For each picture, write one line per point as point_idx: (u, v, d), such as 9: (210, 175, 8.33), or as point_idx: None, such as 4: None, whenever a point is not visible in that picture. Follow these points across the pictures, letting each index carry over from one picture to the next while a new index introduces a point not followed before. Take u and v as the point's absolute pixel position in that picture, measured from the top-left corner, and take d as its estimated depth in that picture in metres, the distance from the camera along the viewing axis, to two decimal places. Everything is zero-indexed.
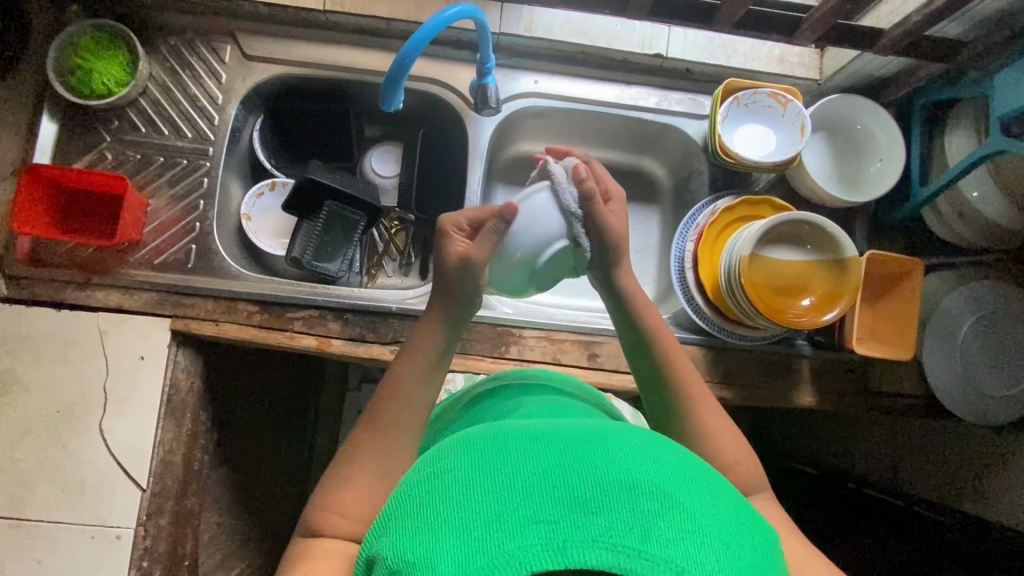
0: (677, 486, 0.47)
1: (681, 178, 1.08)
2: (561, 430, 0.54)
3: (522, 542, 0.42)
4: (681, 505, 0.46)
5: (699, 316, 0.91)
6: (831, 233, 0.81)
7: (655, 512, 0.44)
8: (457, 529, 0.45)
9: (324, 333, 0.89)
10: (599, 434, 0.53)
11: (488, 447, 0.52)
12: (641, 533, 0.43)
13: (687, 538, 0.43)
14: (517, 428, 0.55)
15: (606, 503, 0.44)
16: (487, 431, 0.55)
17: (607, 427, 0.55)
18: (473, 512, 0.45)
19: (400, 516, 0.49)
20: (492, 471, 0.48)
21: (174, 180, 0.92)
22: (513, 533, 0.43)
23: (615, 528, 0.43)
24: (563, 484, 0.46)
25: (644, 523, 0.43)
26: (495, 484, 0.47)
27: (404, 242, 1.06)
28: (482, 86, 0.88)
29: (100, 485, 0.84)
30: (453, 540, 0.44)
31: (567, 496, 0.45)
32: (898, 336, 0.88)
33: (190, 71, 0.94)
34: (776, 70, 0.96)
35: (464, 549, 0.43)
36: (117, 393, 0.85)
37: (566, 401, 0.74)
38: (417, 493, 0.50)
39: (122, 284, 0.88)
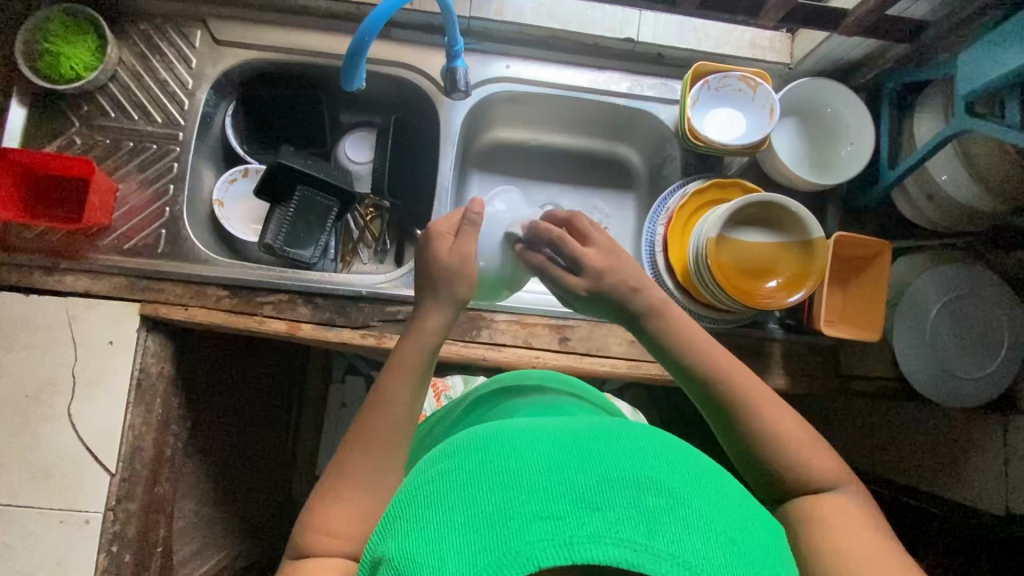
0: (680, 483, 0.48)
1: (656, 164, 1.08)
2: (562, 429, 0.55)
3: (528, 538, 0.43)
4: (686, 501, 0.46)
5: (668, 299, 0.91)
6: (797, 214, 0.81)
7: (659, 508, 0.45)
8: (464, 527, 0.45)
9: (294, 318, 0.88)
10: (600, 432, 0.54)
11: (492, 448, 0.52)
12: (646, 528, 0.43)
13: (693, 534, 0.44)
14: (519, 429, 0.55)
15: (610, 500, 0.45)
16: (491, 432, 0.55)
17: (609, 426, 0.56)
18: (478, 511, 0.46)
19: (403, 516, 0.50)
20: (496, 470, 0.49)
21: (144, 165, 0.92)
22: (519, 530, 0.43)
23: (620, 524, 0.43)
24: (566, 481, 0.46)
25: (649, 518, 0.44)
26: (499, 483, 0.48)
27: (379, 229, 1.06)
28: (451, 69, 0.88)
29: (68, 471, 0.84)
30: (460, 539, 0.44)
31: (571, 492, 0.46)
32: (867, 318, 0.88)
33: (160, 56, 0.93)
34: (746, 54, 0.96)
35: (472, 547, 0.43)
36: (85, 378, 0.85)
37: (557, 398, 0.74)
38: (421, 494, 0.51)
39: (90, 269, 0.88)
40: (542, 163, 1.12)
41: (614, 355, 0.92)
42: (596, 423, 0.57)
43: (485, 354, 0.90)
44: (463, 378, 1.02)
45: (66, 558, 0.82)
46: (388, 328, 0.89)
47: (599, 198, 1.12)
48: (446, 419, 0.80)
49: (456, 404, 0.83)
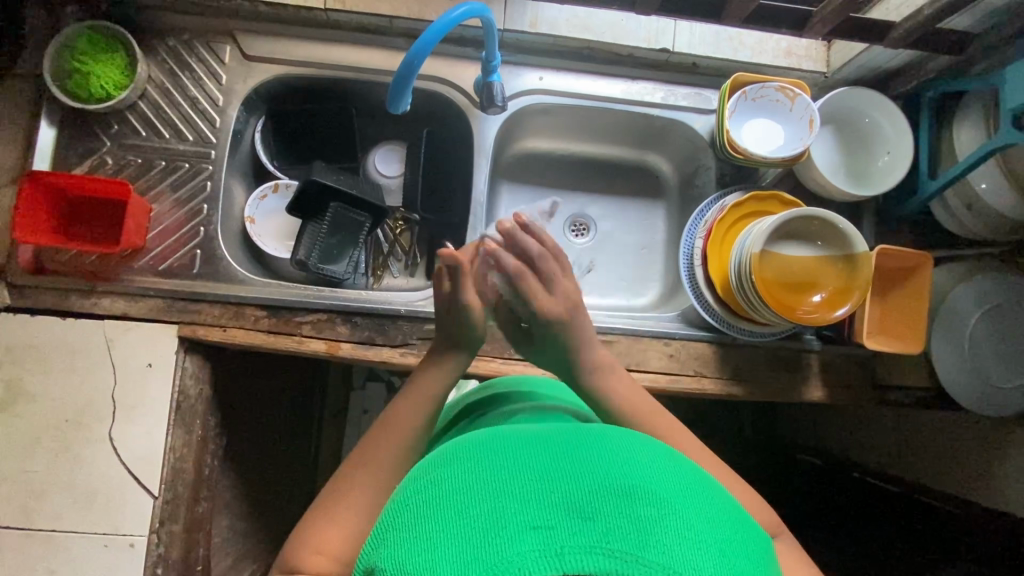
0: (672, 491, 0.48)
1: (687, 174, 1.07)
2: (556, 434, 0.54)
3: (521, 548, 0.42)
4: (679, 511, 0.46)
5: (706, 312, 0.91)
6: (842, 230, 0.81)
7: (650, 518, 0.45)
8: (456, 535, 0.44)
9: (333, 337, 0.88)
10: (592, 441, 0.53)
11: (484, 453, 0.51)
12: (637, 538, 0.43)
13: (685, 547, 0.44)
14: (511, 433, 0.55)
15: (602, 509, 0.45)
16: (483, 437, 0.55)
17: (601, 432, 0.55)
18: (471, 519, 0.45)
19: (394, 523, 0.49)
20: (488, 477, 0.48)
21: (177, 184, 0.91)
22: (512, 540, 0.43)
23: (611, 535, 0.43)
24: (559, 489, 0.46)
25: (641, 528, 0.44)
26: (492, 490, 0.47)
27: (409, 242, 1.06)
28: (487, 84, 0.87)
29: (112, 494, 0.84)
30: (452, 548, 0.43)
31: (564, 502, 0.45)
32: (909, 330, 0.88)
33: (190, 72, 0.92)
34: (782, 63, 0.95)
35: (463, 556, 0.42)
36: (126, 402, 0.84)
37: (561, 406, 0.74)
38: (412, 500, 0.50)
39: (127, 290, 0.87)
40: (571, 173, 1.11)
41: (653, 370, 0.91)
42: (588, 428, 0.56)
43: (525, 371, 0.90)
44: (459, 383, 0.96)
45: None
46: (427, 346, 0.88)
47: (629, 208, 1.11)
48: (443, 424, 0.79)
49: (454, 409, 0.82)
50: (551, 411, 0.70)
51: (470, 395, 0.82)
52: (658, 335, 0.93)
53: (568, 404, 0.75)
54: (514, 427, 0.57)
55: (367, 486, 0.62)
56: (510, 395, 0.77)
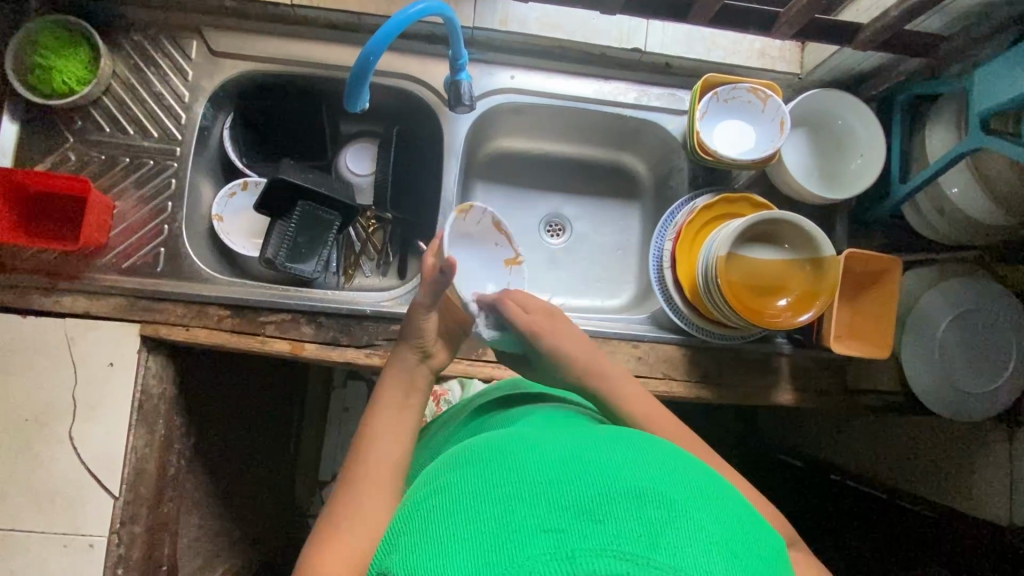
0: (682, 494, 0.47)
1: (662, 174, 1.06)
2: (570, 440, 0.55)
3: (532, 552, 0.42)
4: (688, 513, 0.46)
5: (675, 315, 0.90)
6: (810, 233, 0.80)
7: (661, 520, 0.44)
8: (468, 540, 0.44)
9: (298, 337, 0.87)
10: (604, 445, 0.53)
11: (498, 461, 0.52)
12: (648, 540, 0.43)
13: (697, 547, 0.43)
14: (526, 440, 0.55)
15: (613, 511, 0.44)
16: (495, 443, 0.56)
17: (614, 436, 0.56)
18: (484, 526, 0.45)
19: (410, 529, 0.49)
20: (500, 484, 0.49)
21: (142, 181, 0.90)
22: (522, 544, 0.43)
23: (621, 536, 0.43)
24: (571, 492, 0.46)
25: (651, 531, 0.43)
26: (504, 495, 0.47)
27: (382, 241, 1.05)
28: (455, 82, 0.86)
29: (71, 494, 0.83)
30: (465, 552, 0.44)
31: (575, 504, 0.45)
32: (876, 334, 0.87)
33: (155, 68, 0.91)
34: (756, 64, 0.94)
35: (478, 561, 0.43)
36: (86, 401, 0.83)
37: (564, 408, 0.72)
38: (427, 506, 0.50)
39: (88, 288, 0.86)
40: (547, 173, 1.10)
41: None
42: (603, 434, 0.57)
43: (492, 372, 0.90)
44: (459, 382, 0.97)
45: None
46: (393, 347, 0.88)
47: (604, 209, 1.10)
48: (443, 430, 0.77)
49: (458, 411, 0.80)
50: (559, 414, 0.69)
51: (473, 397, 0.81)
52: (627, 338, 0.92)
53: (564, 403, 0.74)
54: (532, 433, 0.58)
55: None
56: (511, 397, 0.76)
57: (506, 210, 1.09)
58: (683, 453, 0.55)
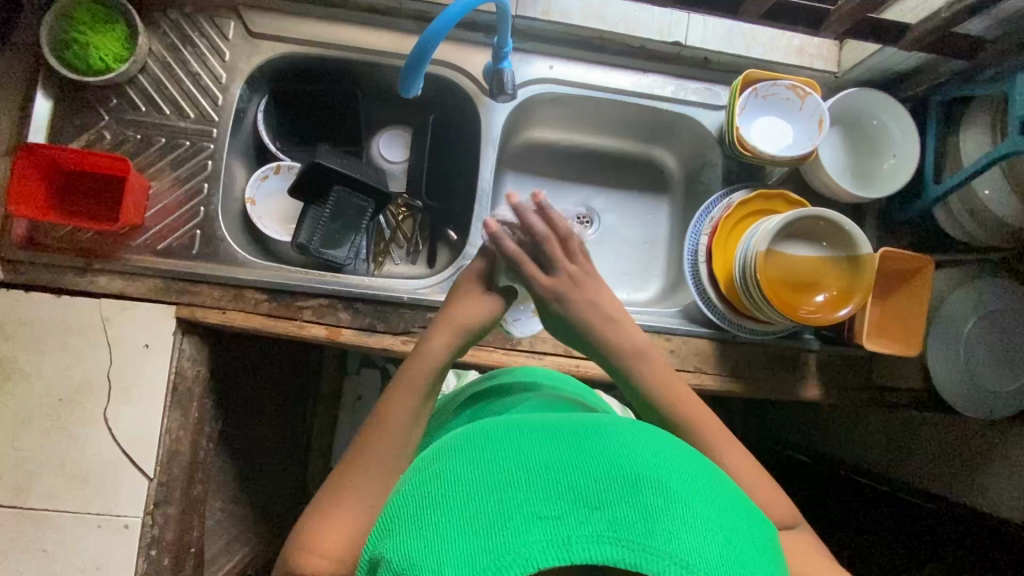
0: (677, 480, 0.49)
1: (693, 169, 1.07)
2: (562, 425, 0.55)
3: (527, 539, 0.44)
4: (682, 499, 0.48)
5: (709, 309, 0.91)
6: (848, 230, 0.81)
7: (657, 507, 0.46)
8: (463, 527, 0.45)
9: (334, 323, 0.87)
10: (598, 428, 0.54)
11: (491, 446, 0.52)
12: (643, 527, 0.45)
13: (690, 534, 0.45)
14: (518, 424, 0.55)
15: (610, 500, 0.46)
16: (488, 426, 0.56)
17: (605, 420, 0.56)
18: (479, 511, 0.46)
19: (404, 513, 0.50)
20: (494, 469, 0.49)
21: (177, 162, 0.89)
22: (518, 531, 0.44)
23: (618, 523, 0.45)
24: (566, 480, 0.47)
25: (647, 518, 0.45)
26: (499, 481, 0.48)
27: (411, 230, 1.05)
28: (498, 71, 0.86)
29: (105, 474, 0.83)
30: (458, 536, 0.45)
31: (571, 492, 0.46)
32: (905, 333, 0.89)
33: (192, 47, 0.90)
34: (794, 61, 0.95)
35: (474, 548, 0.44)
36: (122, 382, 0.83)
37: (562, 396, 0.74)
38: (418, 492, 0.51)
39: (124, 269, 0.85)
40: (576, 166, 1.11)
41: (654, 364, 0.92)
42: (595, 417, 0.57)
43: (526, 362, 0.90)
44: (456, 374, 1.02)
45: (104, 562, 0.82)
46: None
47: (633, 202, 1.11)
48: (442, 413, 0.79)
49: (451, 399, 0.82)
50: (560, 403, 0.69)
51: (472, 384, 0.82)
52: (659, 331, 0.93)
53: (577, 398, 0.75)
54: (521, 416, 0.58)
55: (368, 469, 0.62)
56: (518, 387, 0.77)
57: None
58: (671, 437, 0.56)
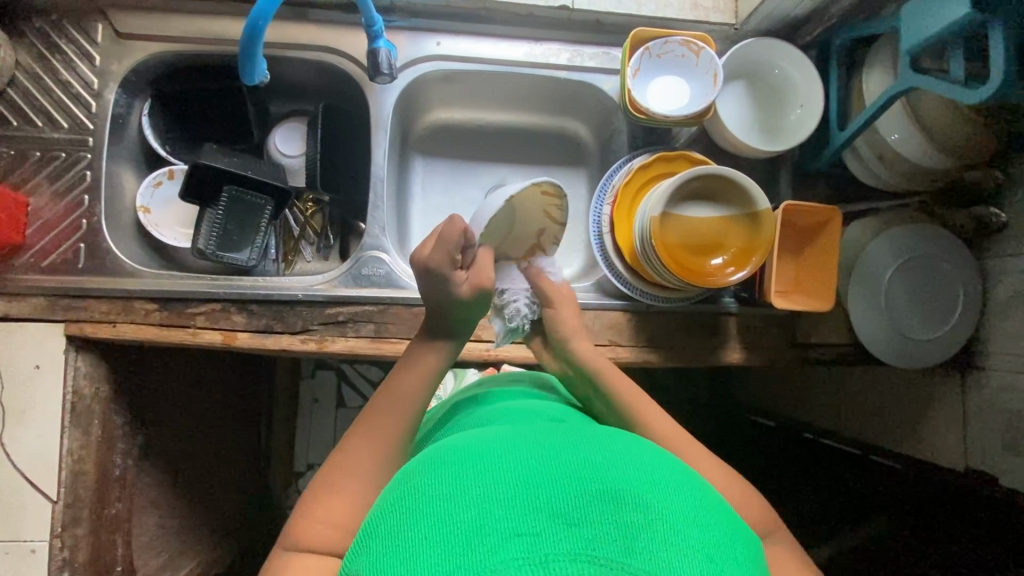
0: (659, 497, 0.46)
1: (605, 138, 1.04)
2: (542, 444, 0.52)
3: (502, 557, 0.40)
4: (665, 516, 0.44)
5: (619, 282, 0.89)
6: (744, 186, 0.78)
7: (636, 525, 0.43)
8: (437, 550, 0.42)
9: (229, 327, 0.84)
10: (581, 446, 0.51)
11: (470, 466, 0.49)
12: (623, 544, 0.41)
13: (673, 552, 0.42)
14: (498, 443, 0.53)
15: (589, 515, 0.43)
16: (468, 446, 0.53)
17: (588, 436, 0.54)
18: (454, 532, 0.43)
19: (376, 538, 0.46)
20: (472, 488, 0.46)
21: (55, 175, 0.86)
22: (494, 550, 0.41)
23: (595, 541, 0.41)
24: (544, 497, 0.44)
25: (627, 534, 0.42)
26: (475, 501, 0.45)
27: (321, 224, 1.02)
28: (373, 50, 0.82)
29: (7, 500, 0.81)
30: (433, 560, 0.41)
31: (549, 509, 0.43)
32: (820, 288, 0.85)
33: (60, 55, 0.87)
34: (689, 16, 0.91)
35: (447, 568, 0.40)
36: (14, 405, 0.81)
37: (543, 404, 0.70)
38: (393, 516, 0.47)
39: (7, 290, 0.83)
40: (488, 145, 1.08)
41: None
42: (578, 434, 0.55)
43: None
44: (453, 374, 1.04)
45: None
46: (329, 331, 0.85)
47: (549, 177, 1.08)
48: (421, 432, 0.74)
49: (433, 417, 0.77)
50: (532, 411, 0.65)
51: (457, 398, 0.77)
52: None
53: (555, 403, 0.72)
54: (498, 436, 0.55)
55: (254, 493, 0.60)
56: (498, 392, 0.73)
57: (450, 186, 1.07)
58: (656, 453, 0.54)
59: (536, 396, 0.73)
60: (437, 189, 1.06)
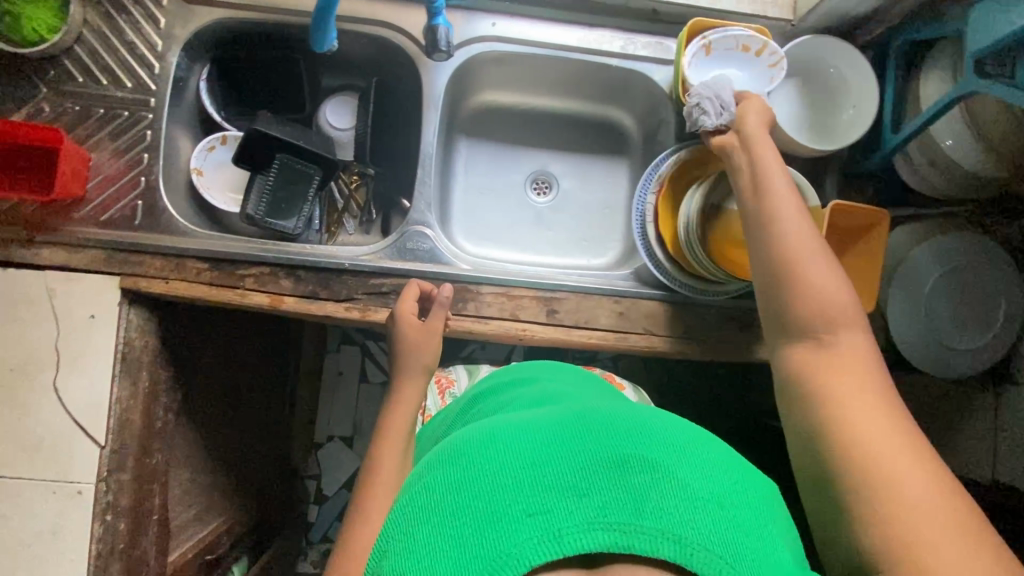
0: (664, 457, 0.49)
1: (650, 129, 1.04)
2: (544, 424, 0.55)
3: (518, 538, 0.43)
4: (671, 475, 0.47)
5: (659, 272, 0.89)
6: (794, 183, 0.79)
7: (644, 486, 0.45)
8: (456, 537, 0.45)
9: (277, 291, 0.87)
10: (582, 420, 0.54)
11: (477, 454, 0.52)
12: (633, 506, 0.44)
13: (682, 507, 0.44)
14: (503, 428, 0.55)
15: (596, 486, 0.45)
16: (475, 435, 0.56)
17: (589, 411, 0.57)
18: (469, 517, 0.45)
19: (402, 531, 0.49)
20: (481, 474, 0.49)
21: (116, 133, 0.88)
22: (508, 532, 0.43)
23: (607, 507, 0.44)
24: (552, 475, 0.47)
25: (635, 496, 0.44)
26: (486, 486, 0.47)
27: (364, 198, 1.04)
28: (431, 27, 0.83)
29: (58, 442, 0.84)
30: (454, 547, 0.44)
31: (558, 486, 0.46)
32: (860, 289, 0.86)
33: (126, 15, 0.89)
34: (747, 9, 0.91)
35: (468, 551, 0.43)
36: (69, 352, 0.85)
37: (554, 387, 0.73)
38: (412, 511, 0.50)
39: (68, 241, 0.86)
40: (532, 129, 1.09)
41: (602, 327, 0.90)
42: (579, 409, 0.57)
43: (471, 326, 0.88)
44: (468, 369, 1.00)
45: (62, 527, 0.84)
46: (372, 301, 0.87)
47: (590, 164, 1.09)
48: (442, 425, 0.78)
49: (452, 406, 0.81)
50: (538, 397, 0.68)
51: (471, 390, 0.81)
52: (610, 293, 0.91)
53: (566, 385, 0.75)
54: (504, 422, 0.57)
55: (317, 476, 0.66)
56: (510, 383, 0.77)
57: (493, 168, 1.08)
58: (657, 419, 0.56)
59: (547, 381, 0.76)
60: (479, 170, 1.08)
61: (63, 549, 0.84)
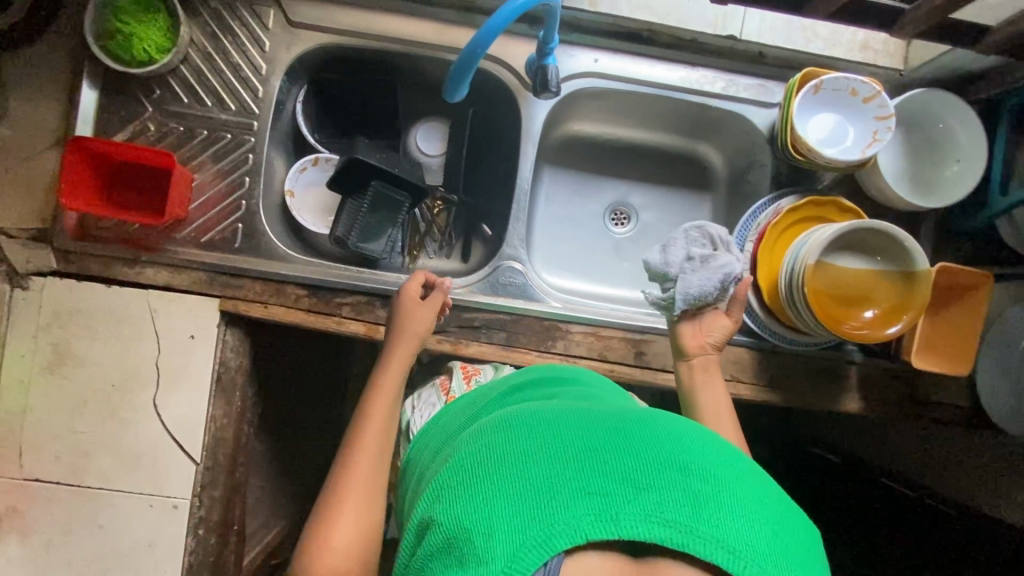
0: (729, 471, 0.44)
1: (738, 168, 1.03)
2: (605, 414, 0.51)
3: (573, 512, 0.40)
4: (733, 488, 0.43)
5: (750, 318, 0.90)
6: (905, 244, 0.77)
7: (705, 493, 0.41)
8: (505, 502, 0.41)
9: (372, 320, 0.88)
10: (646, 416, 0.49)
11: (538, 427, 0.48)
12: (693, 510, 0.40)
13: (742, 524, 0.40)
14: (563, 410, 0.51)
15: (659, 482, 0.41)
16: (531, 409, 0.52)
17: (652, 410, 0.52)
18: (522, 483, 0.42)
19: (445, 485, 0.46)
20: (536, 445, 0.45)
21: (219, 155, 0.89)
22: (564, 504, 0.40)
23: (664, 505, 0.40)
24: (615, 461, 0.43)
25: (696, 500, 0.41)
26: (540, 457, 0.44)
27: (446, 223, 1.04)
28: (542, 67, 0.82)
29: (155, 457, 0.86)
30: (503, 508, 0.41)
31: (619, 473, 0.42)
32: (957, 349, 0.85)
33: (231, 36, 0.89)
34: (856, 57, 0.91)
35: (516, 517, 0.40)
36: (170, 370, 0.86)
37: (604, 389, 0.67)
38: (457, 471, 0.47)
39: (171, 262, 0.87)
40: (615, 160, 1.08)
41: None
42: (644, 408, 0.52)
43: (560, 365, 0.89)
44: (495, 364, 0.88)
45: (157, 540, 0.86)
46: (464, 334, 0.88)
47: (672, 199, 1.08)
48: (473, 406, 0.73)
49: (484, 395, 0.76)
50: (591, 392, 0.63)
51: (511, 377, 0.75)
52: None
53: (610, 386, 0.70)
54: (563, 405, 0.53)
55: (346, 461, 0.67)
56: (557, 374, 0.71)
57: (573, 197, 1.08)
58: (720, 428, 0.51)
59: (595, 381, 0.71)
60: (560, 200, 1.07)
61: (156, 561, 0.86)
